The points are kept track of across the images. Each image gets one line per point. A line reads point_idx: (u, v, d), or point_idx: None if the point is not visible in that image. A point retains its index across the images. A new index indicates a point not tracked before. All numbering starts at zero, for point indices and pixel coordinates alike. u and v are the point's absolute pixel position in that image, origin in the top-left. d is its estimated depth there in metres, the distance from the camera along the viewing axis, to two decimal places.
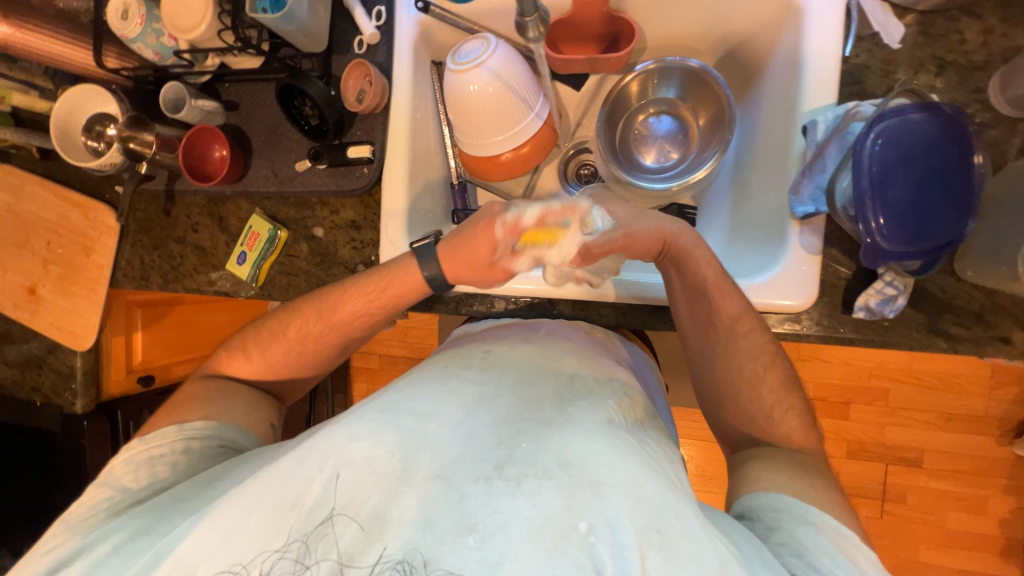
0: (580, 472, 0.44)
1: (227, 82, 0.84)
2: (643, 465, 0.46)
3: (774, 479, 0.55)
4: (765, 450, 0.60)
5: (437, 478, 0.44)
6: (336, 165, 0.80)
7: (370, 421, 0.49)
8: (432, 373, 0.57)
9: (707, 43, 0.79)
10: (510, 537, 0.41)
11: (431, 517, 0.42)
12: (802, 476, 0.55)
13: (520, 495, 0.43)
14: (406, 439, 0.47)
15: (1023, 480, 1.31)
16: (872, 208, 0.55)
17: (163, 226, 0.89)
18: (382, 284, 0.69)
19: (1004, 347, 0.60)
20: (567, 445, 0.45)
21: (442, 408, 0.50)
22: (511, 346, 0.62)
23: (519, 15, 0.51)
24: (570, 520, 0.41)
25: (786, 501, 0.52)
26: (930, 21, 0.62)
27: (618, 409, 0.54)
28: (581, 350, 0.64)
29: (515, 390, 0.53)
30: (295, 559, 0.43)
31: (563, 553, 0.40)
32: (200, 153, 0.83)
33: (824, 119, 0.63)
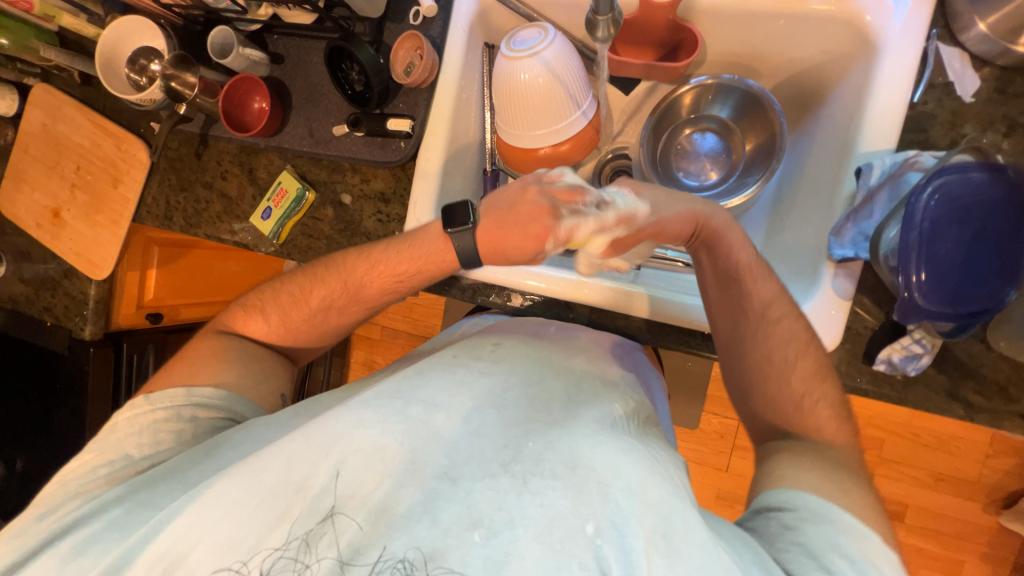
0: (588, 476, 0.44)
1: (275, 34, 0.83)
2: (650, 471, 0.45)
3: (792, 475, 0.52)
4: (792, 443, 0.55)
5: (442, 477, 0.45)
6: (373, 135, 0.79)
7: (378, 409, 0.49)
8: (440, 361, 0.58)
9: (769, 65, 0.77)
10: (516, 535, 0.41)
11: (435, 514, 0.43)
12: (825, 472, 0.51)
13: (527, 494, 0.43)
14: (413, 432, 0.47)
15: (1002, 550, 1.31)
16: (915, 262, 0.53)
17: (194, 169, 0.89)
18: (408, 256, 0.68)
19: (1022, 424, 0.59)
20: (576, 448, 0.45)
21: (451, 399, 0.51)
22: (519, 343, 0.63)
23: (591, 11, 0.51)
24: (576, 521, 0.41)
25: (803, 501, 0.48)
26: (1008, 78, 0.60)
27: (624, 412, 0.55)
28: (591, 350, 0.65)
29: (524, 391, 0.54)
30: (296, 557, 0.43)
31: (568, 555, 0.40)
32: (240, 101, 0.83)
33: (881, 163, 0.60)
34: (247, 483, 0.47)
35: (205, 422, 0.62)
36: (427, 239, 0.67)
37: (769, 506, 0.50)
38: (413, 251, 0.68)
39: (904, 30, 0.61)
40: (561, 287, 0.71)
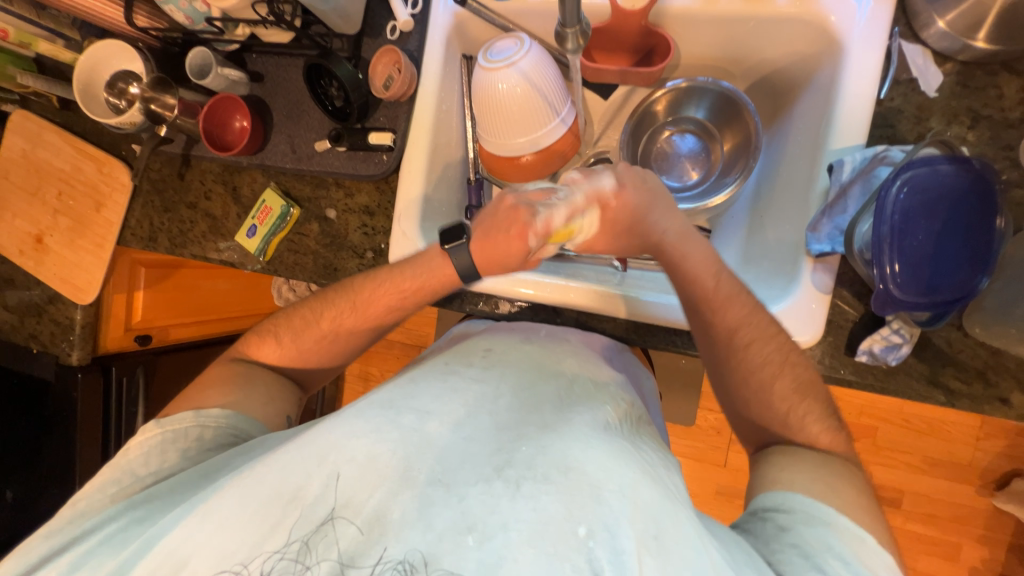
0: (579, 478, 0.44)
1: (254, 53, 0.83)
2: (641, 472, 0.46)
3: (791, 479, 0.53)
4: (786, 446, 0.57)
5: (436, 483, 0.45)
6: (355, 149, 0.79)
7: (372, 418, 0.49)
8: (431, 370, 0.58)
9: (742, 67, 0.78)
10: (509, 539, 0.41)
11: (429, 522, 0.43)
12: (823, 475, 0.53)
13: (521, 499, 0.43)
14: (406, 440, 0.47)
15: (999, 532, 1.32)
16: (888, 254, 0.55)
17: (177, 190, 0.89)
18: (416, 279, 0.68)
19: (1002, 408, 0.60)
20: (567, 450, 0.45)
21: (443, 407, 0.51)
22: (511, 348, 0.63)
23: (560, 25, 0.52)
24: (569, 525, 0.42)
25: (801, 505, 0.50)
26: (969, 72, 0.62)
27: (616, 414, 0.55)
28: (581, 352, 0.65)
29: (515, 397, 0.54)
30: (296, 559, 0.43)
31: (562, 557, 0.40)
32: (220, 120, 0.84)
33: (852, 159, 0.62)
34: (243, 496, 0.47)
35: (209, 440, 0.61)
36: (430, 258, 0.68)
37: (767, 509, 0.52)
38: (422, 275, 0.67)
39: (868, 30, 0.62)
40: (550, 293, 0.72)
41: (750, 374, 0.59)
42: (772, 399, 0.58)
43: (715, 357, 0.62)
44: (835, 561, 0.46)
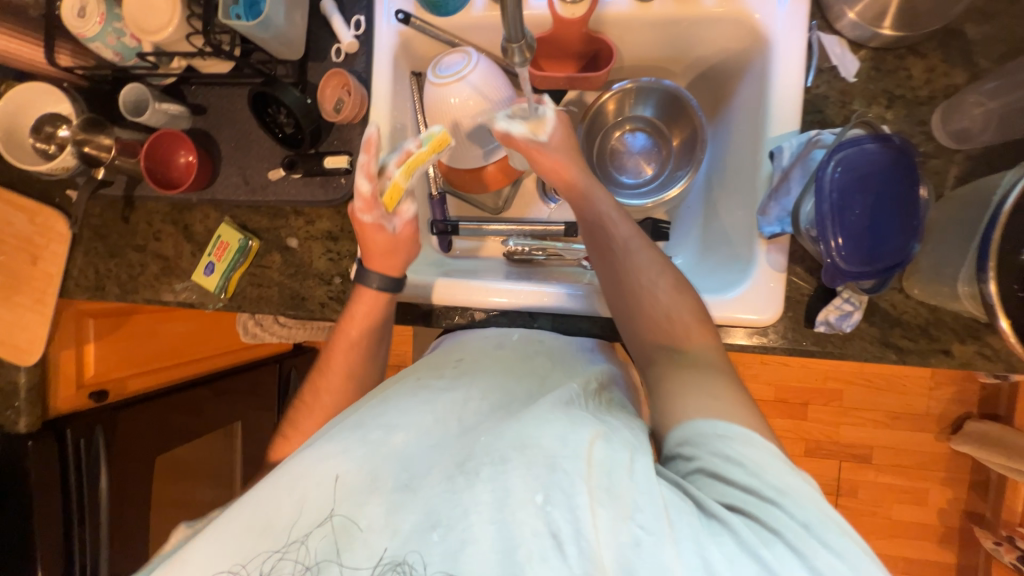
0: (535, 451, 0.48)
1: (193, 85, 0.80)
2: (594, 433, 0.50)
3: (685, 405, 0.52)
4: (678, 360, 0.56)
5: (403, 489, 0.49)
6: (312, 175, 0.77)
7: (340, 440, 0.52)
8: (404, 384, 0.62)
9: (680, 65, 0.83)
10: (469, 523, 0.45)
11: (396, 526, 0.47)
12: (713, 388, 0.52)
13: (479, 485, 0.47)
14: (372, 454, 0.51)
15: (959, 472, 1.43)
16: (832, 230, 0.59)
17: (122, 233, 0.85)
18: (351, 321, 0.71)
19: (946, 359, 0.65)
20: (524, 432, 0.50)
21: (407, 420, 0.54)
22: (483, 356, 0.66)
23: (506, 40, 0.53)
24: (527, 493, 0.46)
25: (695, 429, 0.49)
26: (881, 57, 0.67)
27: (585, 391, 0.58)
28: (555, 349, 0.69)
29: (485, 399, 0.58)
30: (297, 560, 0.47)
31: (522, 522, 0.44)
32: (164, 158, 0.79)
33: (789, 145, 0.66)
34: (244, 521, 0.50)
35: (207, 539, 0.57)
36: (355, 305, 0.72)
37: (670, 445, 0.51)
38: (353, 317, 0.71)
39: (789, 24, 0.67)
40: (524, 299, 0.73)
41: (639, 275, 0.63)
42: (657, 293, 0.61)
43: (609, 278, 0.65)
44: (739, 471, 0.46)
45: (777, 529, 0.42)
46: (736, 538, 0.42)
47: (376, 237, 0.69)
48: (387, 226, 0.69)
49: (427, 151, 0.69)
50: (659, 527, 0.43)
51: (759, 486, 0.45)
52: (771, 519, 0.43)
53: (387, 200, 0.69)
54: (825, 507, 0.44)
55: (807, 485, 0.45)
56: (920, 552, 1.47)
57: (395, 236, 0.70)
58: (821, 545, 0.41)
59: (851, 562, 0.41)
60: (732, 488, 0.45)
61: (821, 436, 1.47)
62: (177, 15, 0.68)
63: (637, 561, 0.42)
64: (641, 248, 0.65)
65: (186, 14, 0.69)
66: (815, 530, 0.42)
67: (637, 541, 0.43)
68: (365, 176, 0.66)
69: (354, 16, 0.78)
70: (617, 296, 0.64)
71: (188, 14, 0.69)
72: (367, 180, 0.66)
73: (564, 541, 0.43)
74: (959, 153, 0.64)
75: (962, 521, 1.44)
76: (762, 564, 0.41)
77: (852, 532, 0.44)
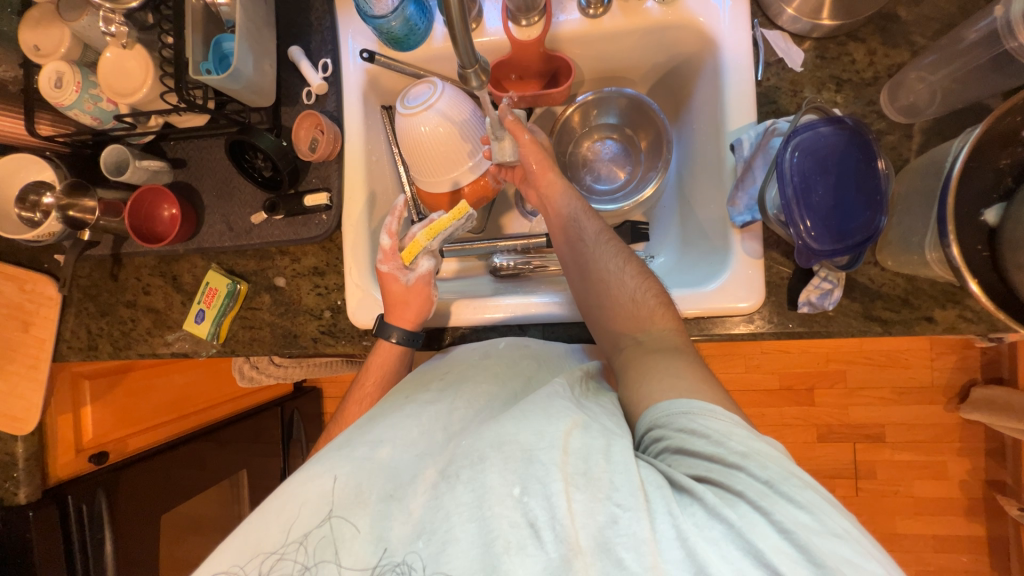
0: (511, 447, 0.49)
1: (171, 140, 0.83)
2: (572, 422, 0.51)
3: (650, 387, 0.55)
4: (646, 345, 0.60)
5: (388, 499, 0.50)
6: (293, 215, 0.79)
7: (328, 461, 0.54)
8: (392, 403, 0.64)
9: (638, 73, 0.86)
10: (450, 525, 0.46)
11: (383, 534, 0.48)
12: (675, 366, 0.56)
13: (461, 485, 0.48)
14: (358, 470, 0.52)
15: (975, 441, 1.42)
16: (798, 213, 0.61)
17: (111, 291, 0.86)
18: (365, 370, 0.75)
19: (930, 326, 0.66)
20: (501, 431, 0.51)
21: (395, 433, 0.56)
22: (470, 366, 0.68)
23: (461, 67, 0.56)
24: (504, 487, 0.46)
25: (659, 412, 0.51)
26: (824, 46, 0.71)
27: (569, 384, 0.59)
28: (542, 353, 0.70)
29: (470, 407, 0.61)
30: (296, 560, 0.48)
31: (500, 516, 0.45)
32: (148, 213, 0.81)
33: (748, 136, 0.69)
34: (244, 534, 0.51)
35: None
36: (372, 358, 0.75)
37: (641, 430, 0.53)
38: (369, 368, 0.75)
39: (732, 26, 0.71)
40: (513, 311, 0.75)
41: (605, 263, 0.68)
42: (625, 278, 0.66)
43: (577, 265, 0.70)
44: (701, 440, 0.47)
45: (740, 491, 0.43)
46: (704, 505, 0.43)
47: (393, 286, 0.74)
48: (402, 278, 0.74)
49: (448, 218, 0.75)
50: (634, 502, 0.43)
51: (721, 453, 0.46)
52: (734, 481, 0.44)
53: (405, 255, 0.75)
54: (787, 466, 0.45)
55: (767, 447, 0.46)
56: (949, 529, 1.44)
57: (408, 288, 0.75)
58: (784, 500, 0.42)
59: (816, 512, 0.41)
60: (696, 457, 0.46)
61: (831, 420, 1.47)
62: (150, 76, 0.71)
63: (615, 537, 0.42)
64: (608, 241, 0.70)
65: (159, 74, 0.72)
66: (777, 486, 0.43)
67: (614, 518, 0.43)
68: (388, 233, 0.75)
69: (321, 60, 0.81)
70: (585, 283, 0.68)
71: (160, 74, 0.72)
72: (388, 236, 0.75)
73: (540, 529, 0.44)
74: (912, 126, 0.67)
75: (984, 491, 1.42)
76: (729, 525, 0.41)
77: (815, 486, 0.44)
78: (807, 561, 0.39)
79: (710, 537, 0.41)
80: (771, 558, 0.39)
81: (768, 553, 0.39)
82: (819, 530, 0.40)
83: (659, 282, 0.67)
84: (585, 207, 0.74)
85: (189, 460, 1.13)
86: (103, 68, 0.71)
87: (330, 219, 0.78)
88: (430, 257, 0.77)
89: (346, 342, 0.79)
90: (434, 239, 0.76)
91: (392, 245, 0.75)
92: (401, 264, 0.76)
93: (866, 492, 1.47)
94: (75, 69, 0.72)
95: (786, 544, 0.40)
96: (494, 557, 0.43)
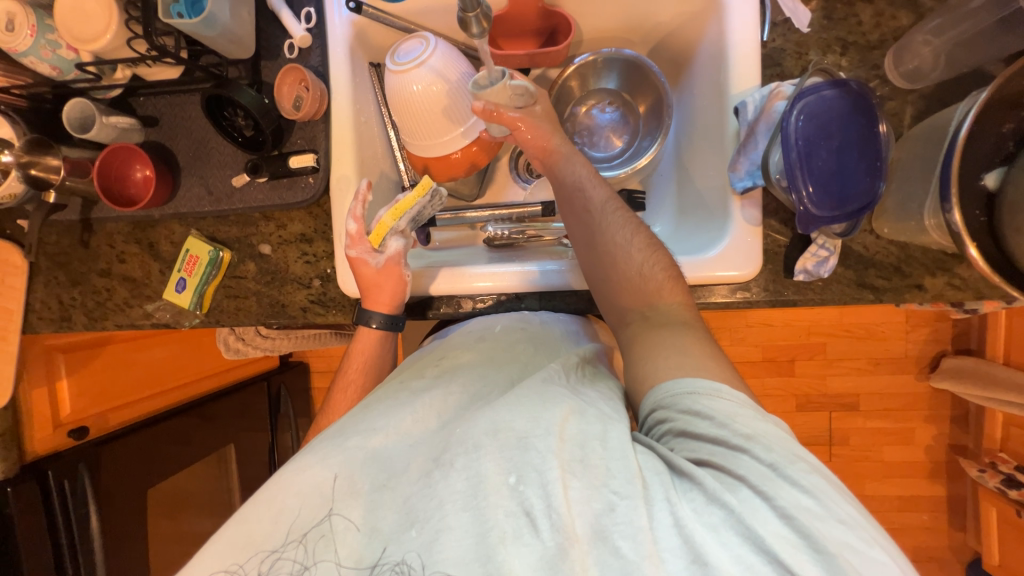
0: (506, 433, 0.49)
1: (142, 96, 0.77)
2: (568, 409, 0.51)
3: (656, 366, 0.54)
4: (652, 321, 0.60)
5: (381, 489, 0.50)
6: (278, 178, 0.75)
7: (320, 451, 0.53)
8: (387, 391, 0.62)
9: (639, 33, 0.83)
10: (443, 513, 0.46)
11: (376, 524, 0.48)
12: (681, 346, 0.55)
13: (454, 473, 0.47)
14: (350, 459, 0.51)
15: (942, 408, 1.49)
16: (801, 178, 0.60)
17: (83, 259, 0.81)
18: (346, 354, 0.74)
19: (919, 294, 0.67)
20: (496, 417, 0.51)
21: (387, 421, 0.55)
22: (465, 350, 0.67)
23: (462, 11, 0.53)
24: (499, 476, 0.46)
25: (663, 393, 0.51)
26: (831, 6, 0.68)
27: (566, 367, 0.60)
28: (537, 333, 0.69)
29: (465, 391, 0.59)
30: (296, 559, 0.47)
31: (495, 505, 0.45)
32: (119, 175, 0.76)
33: (753, 99, 0.67)
34: (232, 533, 0.50)
35: None
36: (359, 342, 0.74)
37: (645, 411, 0.53)
38: (351, 352, 0.74)
39: None
40: (509, 280, 0.73)
41: (613, 235, 0.64)
42: (632, 251, 0.63)
43: (584, 239, 0.66)
44: (708, 425, 0.47)
45: (741, 475, 0.43)
46: (704, 491, 0.43)
47: (364, 271, 0.71)
48: (373, 261, 0.71)
49: (414, 195, 0.71)
50: (632, 490, 0.44)
51: (725, 436, 0.46)
52: (736, 465, 0.44)
53: (373, 237, 0.72)
54: (792, 449, 0.45)
55: (771, 428, 0.47)
56: (913, 489, 1.53)
57: (380, 271, 0.72)
58: (788, 484, 0.42)
59: (818, 496, 0.42)
60: (699, 441, 0.47)
61: (810, 390, 1.52)
62: (115, 20, 0.64)
63: (612, 526, 0.43)
64: (616, 210, 0.66)
65: (125, 18, 0.65)
66: (781, 470, 0.43)
67: (612, 506, 0.43)
68: (353, 218, 0.71)
69: (304, 9, 0.75)
70: (592, 258, 0.65)
71: (126, 18, 0.66)
72: (353, 220, 0.71)
73: (536, 517, 0.44)
74: (914, 92, 0.66)
75: (947, 454, 1.51)
76: (729, 510, 0.42)
77: (819, 468, 0.45)
78: (808, 547, 0.40)
79: (709, 523, 0.42)
80: (770, 543, 0.40)
81: (768, 539, 0.40)
82: (821, 515, 0.41)
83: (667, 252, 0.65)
84: (593, 175, 0.69)
85: (175, 435, 1.11)
86: (60, 11, 0.65)
87: (318, 183, 0.75)
88: (400, 237, 0.73)
89: (337, 311, 0.77)
90: (402, 219, 0.72)
91: (359, 229, 0.72)
92: (371, 248, 0.72)
93: (839, 457, 1.54)
94: (29, 11, 0.66)
95: (787, 529, 0.40)
96: (489, 548, 0.43)
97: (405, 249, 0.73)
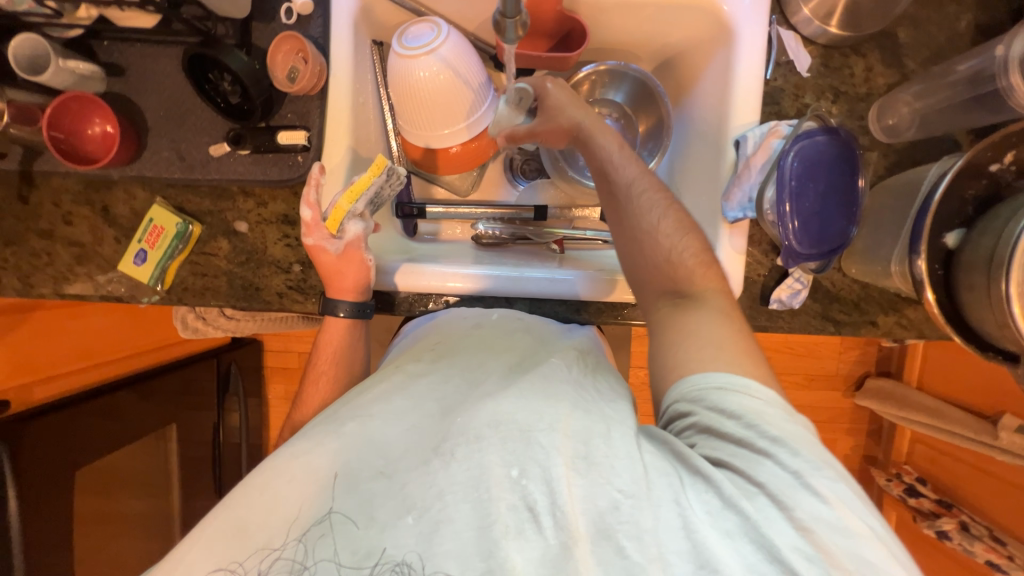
0: (509, 426, 0.49)
1: (107, 40, 0.68)
2: (572, 407, 0.52)
3: (690, 356, 0.54)
4: (684, 303, 0.59)
5: (379, 476, 0.48)
6: (262, 152, 0.70)
7: (314, 436, 0.52)
8: (394, 380, 0.59)
9: (646, 50, 0.84)
10: (445, 504, 0.45)
11: (372, 512, 0.46)
12: (716, 336, 0.55)
13: (455, 463, 0.47)
14: (348, 444, 0.50)
15: (861, 423, 1.66)
16: (789, 214, 0.65)
17: (19, 216, 0.72)
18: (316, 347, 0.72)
19: (872, 329, 0.74)
20: (498, 409, 0.51)
21: (381, 406, 0.53)
22: (458, 334, 0.66)
23: (500, 14, 0.52)
24: (502, 469, 0.47)
25: (691, 386, 0.52)
26: (829, 54, 0.72)
27: (566, 362, 0.61)
28: (534, 325, 0.70)
29: (463, 380, 0.59)
30: (295, 558, 0.44)
31: (498, 498, 0.45)
32: (73, 128, 0.67)
33: (753, 134, 0.70)
34: (221, 524, 0.47)
35: None
36: (330, 334, 0.71)
37: (669, 400, 0.54)
38: (321, 344, 0.72)
39: (751, 16, 0.70)
40: (502, 282, 0.72)
41: (642, 219, 0.62)
42: (659, 237, 0.61)
43: (616, 225, 0.64)
44: (735, 423, 0.49)
45: (761, 482, 0.46)
46: (721, 495, 0.46)
47: (322, 258, 0.67)
48: (330, 248, 0.67)
49: (368, 176, 0.65)
50: (637, 490, 0.45)
51: (752, 438, 0.48)
52: (758, 470, 0.46)
53: (329, 224, 0.66)
54: (818, 456, 0.47)
55: (799, 432, 0.48)
56: None
57: (340, 257, 0.68)
58: (808, 493, 0.45)
59: (837, 506, 0.44)
60: (723, 440, 0.49)
61: None
62: None
63: (616, 524, 0.44)
64: (645, 192, 0.63)
65: None
66: (804, 479, 0.45)
67: (616, 505, 0.45)
68: (307, 203, 0.66)
69: None
70: (623, 244, 0.63)
71: None
72: (308, 207, 0.66)
73: (540, 514, 0.45)
74: (890, 146, 0.71)
75: (860, 463, 1.69)
76: (744, 517, 0.44)
77: (844, 479, 0.47)
78: (820, 558, 0.42)
79: (721, 526, 0.44)
80: (783, 551, 0.42)
81: (782, 547, 0.42)
82: (834, 524, 0.43)
83: (699, 235, 0.63)
84: (624, 155, 0.66)
85: (113, 410, 1.03)
86: None
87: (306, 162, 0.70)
88: (359, 221, 0.68)
89: (316, 299, 0.73)
90: (358, 203, 0.67)
91: (314, 216, 0.66)
92: (328, 234, 0.67)
93: None
94: None
95: (800, 539, 0.43)
96: (492, 543, 0.44)
97: (366, 232, 0.68)
